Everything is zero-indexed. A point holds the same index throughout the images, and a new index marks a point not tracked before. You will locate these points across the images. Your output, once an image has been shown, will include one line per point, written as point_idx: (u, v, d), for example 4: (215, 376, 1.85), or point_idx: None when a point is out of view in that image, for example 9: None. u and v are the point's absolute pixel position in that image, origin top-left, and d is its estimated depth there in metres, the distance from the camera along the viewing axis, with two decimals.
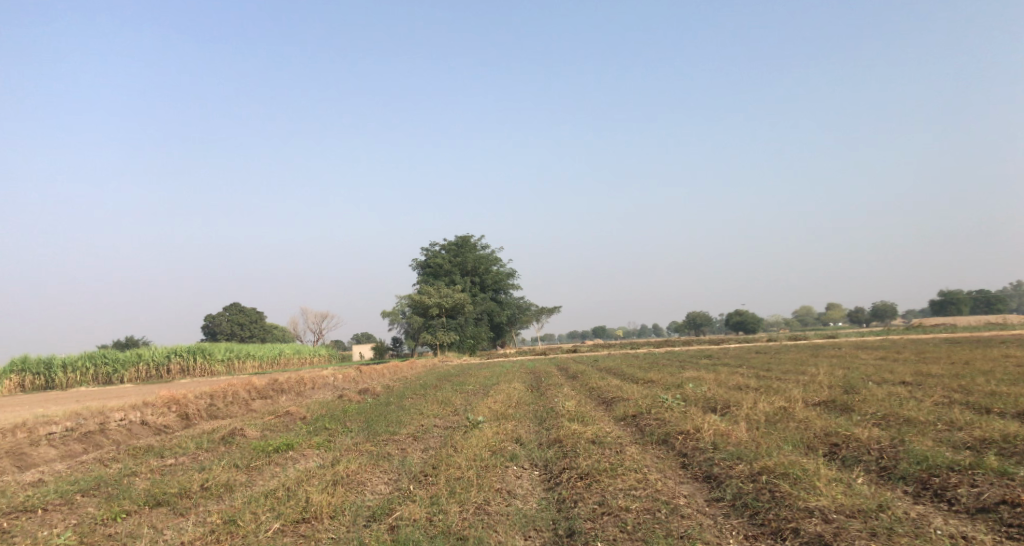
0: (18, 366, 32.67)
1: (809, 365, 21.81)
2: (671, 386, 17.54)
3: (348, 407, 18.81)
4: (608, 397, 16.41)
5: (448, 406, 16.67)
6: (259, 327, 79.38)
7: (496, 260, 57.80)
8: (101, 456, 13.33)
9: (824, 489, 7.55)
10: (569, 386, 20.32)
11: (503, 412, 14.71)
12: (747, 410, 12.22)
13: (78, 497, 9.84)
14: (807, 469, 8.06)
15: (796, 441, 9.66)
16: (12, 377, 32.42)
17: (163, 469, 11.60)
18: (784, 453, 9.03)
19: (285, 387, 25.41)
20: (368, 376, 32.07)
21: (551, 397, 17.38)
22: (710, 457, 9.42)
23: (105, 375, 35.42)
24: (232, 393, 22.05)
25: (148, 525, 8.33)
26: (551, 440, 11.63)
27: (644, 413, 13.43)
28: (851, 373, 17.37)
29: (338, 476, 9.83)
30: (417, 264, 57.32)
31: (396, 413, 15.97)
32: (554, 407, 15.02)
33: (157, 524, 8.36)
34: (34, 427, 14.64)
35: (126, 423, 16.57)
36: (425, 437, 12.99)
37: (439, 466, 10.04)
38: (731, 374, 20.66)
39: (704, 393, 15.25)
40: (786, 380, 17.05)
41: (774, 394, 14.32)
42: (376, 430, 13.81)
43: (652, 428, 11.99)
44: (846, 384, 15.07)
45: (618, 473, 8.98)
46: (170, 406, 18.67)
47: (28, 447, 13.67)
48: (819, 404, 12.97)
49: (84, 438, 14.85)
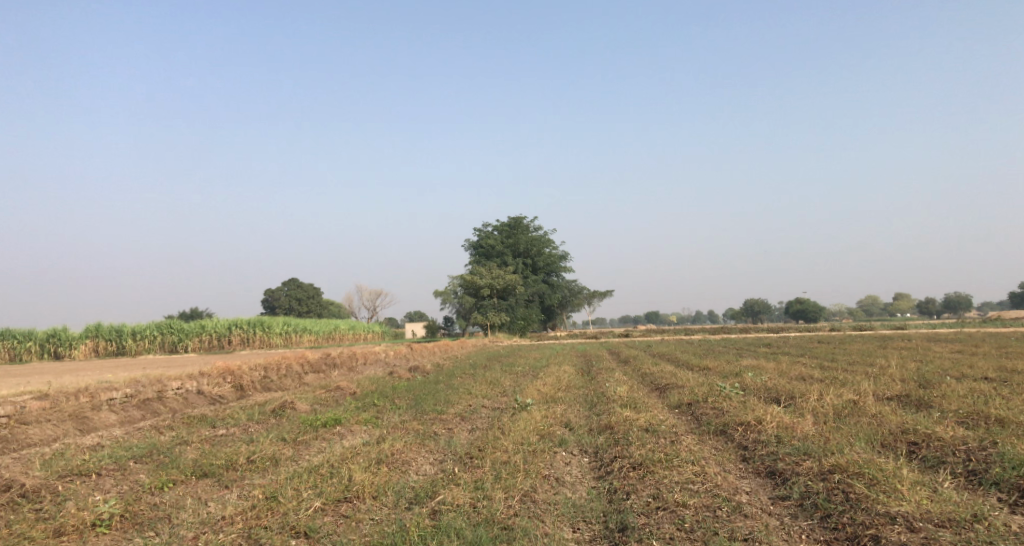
0: (92, 332, 33.72)
1: (877, 356, 20.81)
2: (728, 374, 16.87)
3: (399, 384, 18.69)
4: (662, 383, 15.90)
5: (498, 387, 16.41)
6: (316, 302, 80.74)
7: (549, 242, 57.29)
8: (157, 423, 13.46)
9: (906, 493, 6.91)
10: (622, 371, 19.76)
11: (553, 395, 14.33)
12: (813, 402, 11.53)
13: (130, 463, 9.84)
14: (884, 469, 7.43)
15: (869, 438, 8.99)
16: (86, 342, 33.55)
17: (213, 439, 11.59)
18: (856, 451, 8.39)
19: (338, 362, 25.54)
20: (420, 354, 32.11)
21: (603, 381, 16.93)
22: (774, 452, 8.83)
23: (171, 343, 36.35)
24: (286, 366, 22.22)
25: (193, 496, 8.19)
26: (602, 426, 11.19)
27: (700, 401, 12.85)
28: (924, 366, 16.37)
29: (382, 455, 9.58)
30: (470, 245, 57.30)
31: (445, 392, 15.75)
32: (606, 392, 14.55)
33: (202, 496, 8.22)
34: (96, 391, 14.88)
35: (183, 391, 16.77)
36: (473, 418, 12.71)
37: (486, 449, 9.70)
38: (792, 364, 19.90)
39: (764, 383, 14.61)
40: (852, 371, 16.22)
41: (841, 386, 13.56)
42: (424, 409, 13.59)
43: (709, 418, 11.43)
44: (919, 378, 14.19)
45: (673, 465, 8.49)
46: (227, 376, 18.87)
47: (89, 410, 13.88)
48: (892, 398, 12.19)
49: (142, 405, 15.06)
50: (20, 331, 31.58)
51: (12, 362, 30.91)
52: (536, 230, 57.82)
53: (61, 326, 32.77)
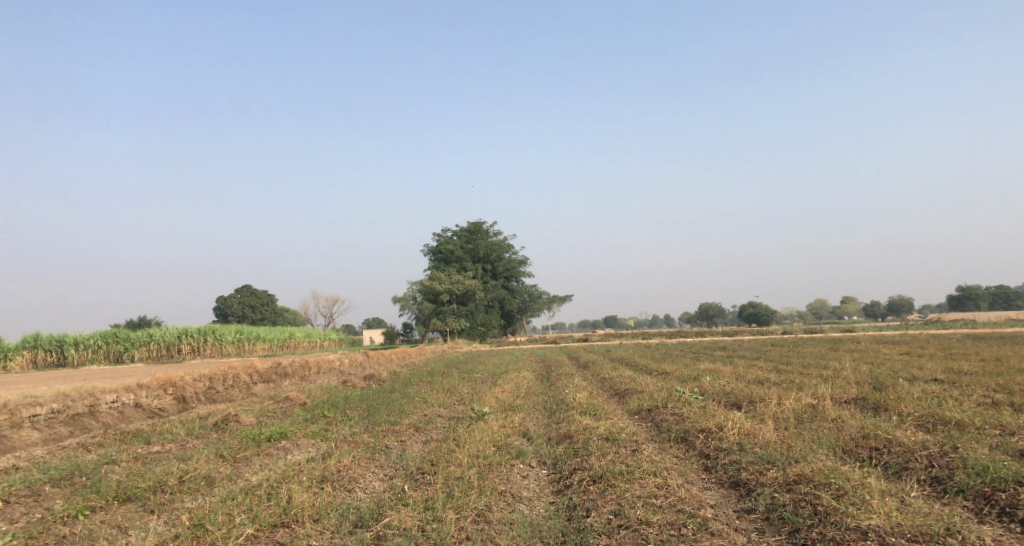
0: (30, 342, 32.13)
1: (831, 359, 20.87)
2: (687, 378, 16.64)
3: (351, 394, 18.02)
4: (621, 388, 15.58)
5: (454, 395, 15.89)
6: (271, 310, 78.92)
7: (508, 247, 56.88)
8: (86, 441, 12.62)
9: (876, 504, 6.64)
10: (581, 377, 19.38)
11: (511, 403, 13.87)
12: (773, 407, 11.29)
13: (47, 487, 9.09)
14: (851, 479, 7.15)
15: (831, 443, 8.74)
16: (24, 353, 31.99)
17: (146, 457, 10.85)
18: (820, 458, 8.11)
19: (289, 371, 24.65)
20: (376, 361, 31.35)
21: (562, 387, 16.53)
22: (737, 460, 8.51)
23: (116, 353, 34.89)
24: (233, 376, 21.32)
25: (110, 530, 7.52)
26: (561, 435, 10.76)
27: (660, 407, 12.55)
28: (877, 368, 16.40)
29: (326, 472, 8.98)
30: (429, 250, 56.51)
31: (400, 401, 15.19)
32: (565, 399, 14.16)
33: (121, 529, 7.56)
34: (19, 407, 13.93)
35: (119, 405, 15.87)
36: (427, 429, 12.20)
37: (438, 463, 9.17)
38: (749, 367, 19.85)
39: (723, 387, 14.38)
40: (809, 374, 16.12)
41: (799, 390, 13.37)
42: (376, 420, 13.03)
43: (670, 424, 11.11)
44: (875, 380, 14.11)
45: (634, 477, 8.10)
46: (168, 387, 17.94)
47: (10, 429, 13.01)
48: (851, 401, 12.03)
49: (71, 421, 14.28)
50: None
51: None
52: (495, 235, 57.32)
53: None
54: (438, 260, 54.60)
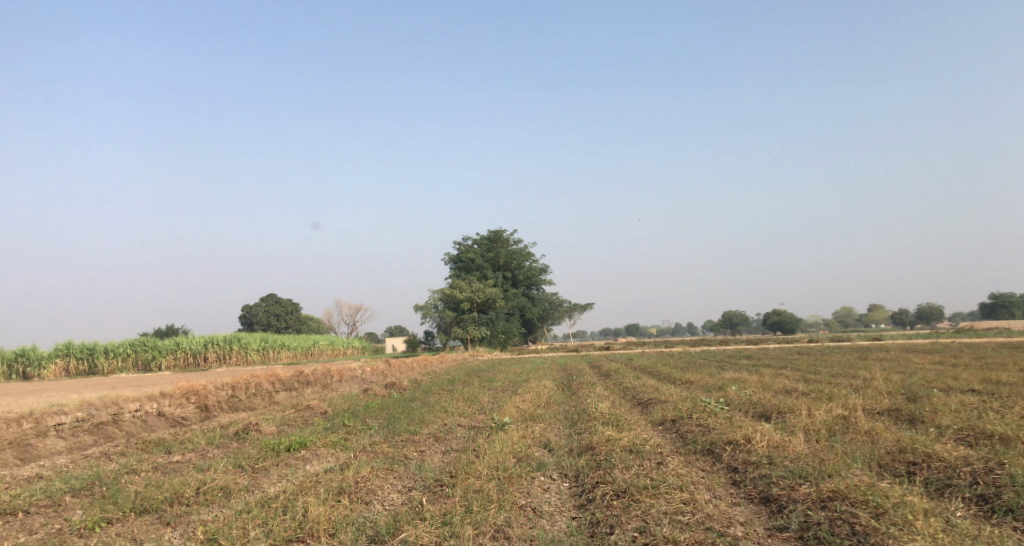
0: (62, 351, 32.48)
1: (860, 368, 20.36)
2: (712, 388, 16.29)
3: (371, 402, 17.87)
4: (644, 398, 15.26)
5: (475, 404, 15.67)
6: (295, 318, 79.37)
7: (529, 255, 56.68)
8: (109, 450, 12.57)
9: (919, 526, 6.35)
10: (603, 386, 19.10)
11: (531, 412, 13.64)
12: (804, 418, 10.95)
13: (67, 497, 9.01)
14: (889, 496, 6.84)
15: (865, 457, 8.41)
16: (56, 361, 32.34)
17: (166, 467, 10.77)
18: (856, 473, 7.79)
19: (311, 379, 24.59)
20: (398, 369, 31.25)
21: (584, 397, 16.25)
22: (767, 474, 8.20)
23: (144, 361, 35.12)
24: (256, 384, 21.27)
25: None
26: (582, 446, 10.51)
27: (685, 417, 12.25)
28: (910, 378, 15.94)
29: (344, 484, 8.81)
30: (450, 259, 56.49)
31: (420, 410, 15.02)
32: (587, 408, 13.90)
33: None
34: (44, 416, 13.92)
35: (142, 414, 15.84)
36: (447, 439, 12.00)
37: (457, 475, 8.96)
38: (776, 376, 19.43)
39: (749, 397, 14.03)
40: (838, 384, 15.70)
41: (829, 400, 12.97)
42: (396, 429, 12.86)
43: (695, 436, 10.81)
44: (908, 391, 13.68)
45: (660, 492, 7.82)
46: (190, 396, 17.91)
47: (35, 437, 12.99)
48: (884, 413, 11.65)
49: (95, 430, 14.24)
50: None
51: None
52: (516, 244, 57.20)
53: (31, 345, 31.55)
54: (459, 268, 54.56)
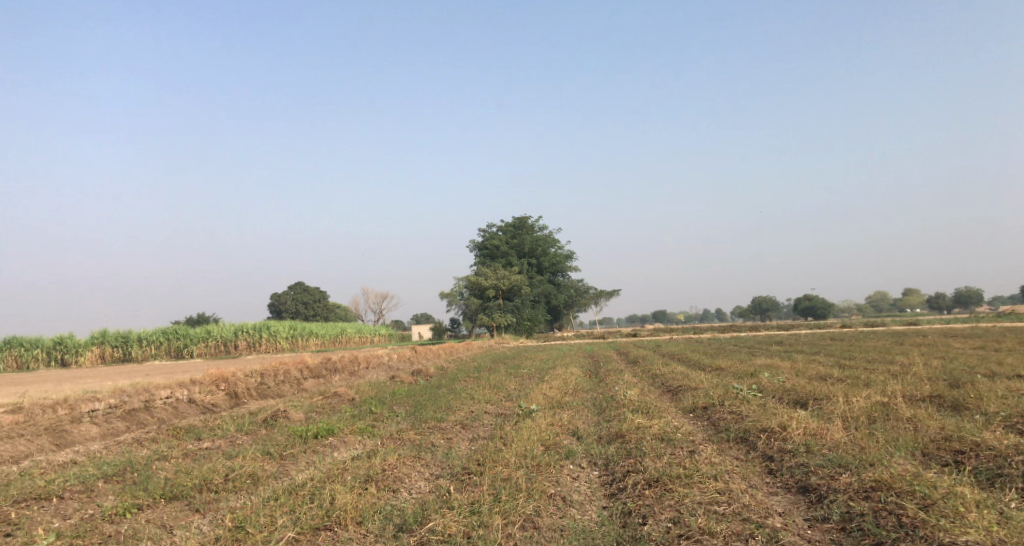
0: (98, 338, 32.98)
1: (896, 354, 19.87)
2: (743, 374, 15.96)
3: (398, 389, 17.83)
4: (673, 385, 14.99)
5: (501, 391, 15.52)
6: (324, 307, 80.00)
7: (554, 242, 56.41)
8: (141, 436, 12.64)
9: (972, 519, 6.07)
10: (631, 372, 18.84)
11: (559, 400, 13.46)
12: (841, 405, 10.63)
13: (99, 483, 9.03)
14: (937, 487, 6.57)
15: (907, 446, 8.11)
16: (93, 349, 32.84)
17: (196, 454, 10.78)
18: (899, 462, 7.51)
19: (339, 367, 24.63)
20: (424, 356, 31.25)
21: (612, 383, 16.02)
22: (805, 463, 7.94)
23: (177, 349, 35.53)
24: (284, 372, 21.33)
25: (154, 536, 7.38)
26: (611, 434, 10.30)
27: (717, 405, 11.98)
28: (949, 363, 15.47)
29: (371, 471, 8.71)
30: (474, 246, 56.37)
31: (447, 397, 14.90)
32: (615, 395, 13.68)
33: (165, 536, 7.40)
34: (78, 403, 14.05)
35: (173, 400, 15.93)
36: (474, 426, 11.87)
37: (485, 463, 8.82)
38: (808, 362, 19.04)
39: (782, 383, 13.70)
40: (874, 371, 15.29)
41: (866, 387, 12.61)
42: (423, 416, 12.77)
43: (727, 423, 10.55)
44: (949, 377, 13.24)
45: (694, 481, 7.61)
46: (220, 383, 18.01)
47: (69, 423, 13.10)
48: (925, 399, 11.28)
49: (127, 416, 14.34)
50: (28, 338, 30.99)
51: (20, 370, 30.30)
52: (540, 231, 56.93)
53: (68, 333, 32.09)
54: (484, 256, 54.48)
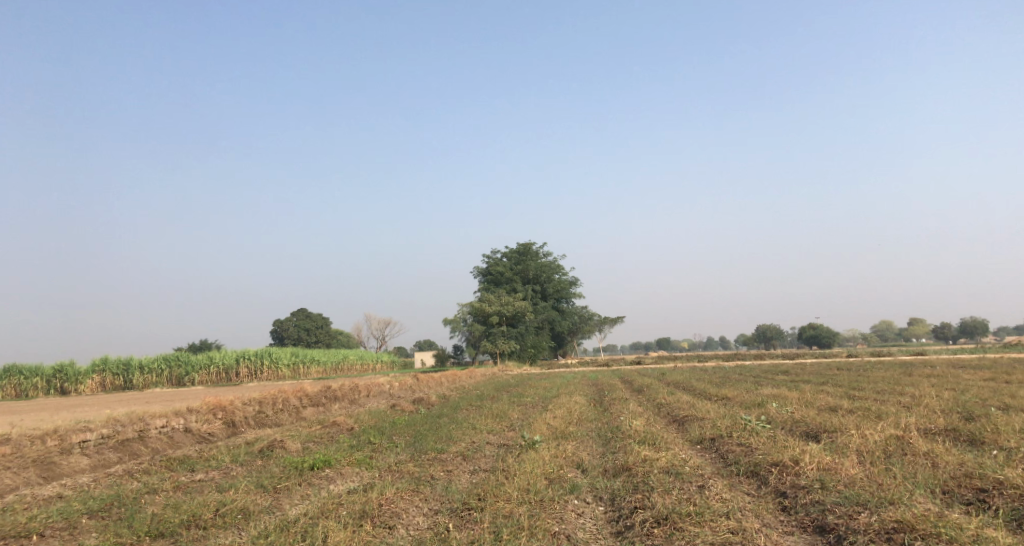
0: (98, 366, 32.66)
1: (906, 384, 19.48)
2: (750, 405, 15.58)
3: (399, 419, 17.45)
4: (680, 415, 14.62)
5: (504, 420, 15.18)
6: (326, 333, 79.62)
7: (559, 268, 56.12)
8: (132, 468, 12.28)
9: None
10: (636, 402, 18.45)
11: (563, 430, 13.10)
12: (855, 437, 10.28)
13: (84, 519, 8.70)
14: (963, 529, 6.47)
15: (926, 483, 7.77)
16: (93, 377, 32.51)
17: (188, 487, 10.43)
18: (920, 501, 7.16)
19: (339, 395, 24.26)
20: (426, 384, 30.85)
21: (616, 413, 15.66)
22: (820, 501, 7.58)
23: (177, 376, 35.16)
24: (283, 400, 20.97)
25: None
26: (617, 467, 9.94)
27: (725, 436, 11.63)
28: (961, 395, 15.08)
29: (367, 506, 8.35)
30: (479, 272, 56.13)
31: (448, 427, 14.55)
32: (621, 425, 13.33)
33: None
34: (69, 433, 13.71)
35: (168, 430, 15.58)
36: (475, 457, 11.52)
37: (486, 498, 8.46)
38: (816, 392, 18.68)
39: (791, 414, 13.33)
40: (884, 402, 14.92)
41: (878, 418, 12.25)
42: (423, 447, 12.43)
43: (737, 456, 10.18)
44: (963, 409, 12.86)
45: (705, 520, 7.25)
46: (217, 412, 17.66)
47: (58, 455, 12.76)
48: (940, 433, 10.92)
49: (120, 447, 13.99)
50: (27, 366, 30.69)
51: (18, 397, 29.93)
52: (545, 256, 56.71)
53: (68, 361, 31.80)
54: (488, 282, 54.21)
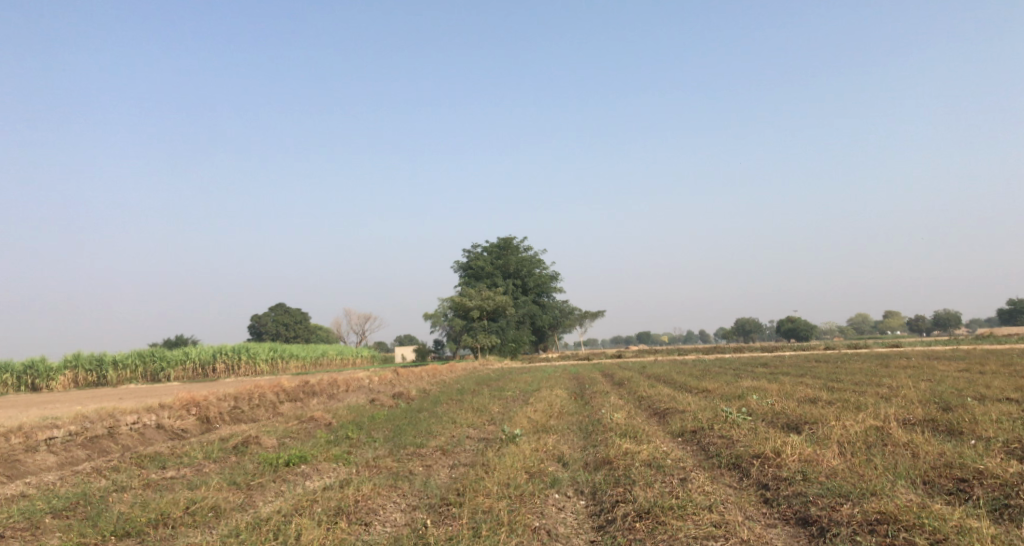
0: (71, 362, 32.04)
1: (883, 376, 19.56)
2: (731, 397, 15.54)
3: (377, 413, 17.22)
4: (660, 408, 14.54)
5: (484, 414, 15.03)
6: (305, 328, 78.89)
7: (540, 262, 56.01)
8: (100, 465, 11.96)
9: None
10: (617, 394, 18.36)
11: (544, 423, 12.96)
12: (836, 428, 10.23)
13: (46, 519, 8.42)
14: (946, 520, 6.41)
15: (907, 474, 7.71)
16: (66, 373, 31.87)
17: (158, 484, 10.15)
18: (903, 492, 7.09)
19: (317, 389, 23.96)
20: (406, 379, 30.60)
21: (597, 406, 15.55)
22: (802, 492, 7.49)
23: (152, 372, 34.60)
24: (259, 395, 20.64)
25: None
26: (598, 460, 9.81)
27: (706, 428, 11.54)
28: (939, 386, 15.14)
29: (342, 503, 8.14)
30: (459, 266, 55.85)
31: (427, 421, 14.36)
32: (602, 419, 13.21)
33: None
34: (35, 430, 13.34)
35: (140, 426, 15.23)
36: (455, 452, 11.35)
37: (464, 493, 8.28)
38: (796, 384, 18.72)
39: (772, 406, 13.28)
40: (863, 393, 14.95)
41: (858, 410, 12.23)
42: (402, 441, 12.23)
43: (719, 448, 10.09)
44: (940, 400, 12.89)
45: (687, 514, 7.14)
46: (191, 408, 17.31)
47: (23, 453, 12.41)
48: (919, 423, 10.90)
49: (88, 444, 13.64)
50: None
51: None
52: (526, 250, 56.55)
53: (40, 357, 31.14)
54: (469, 276, 53.99)
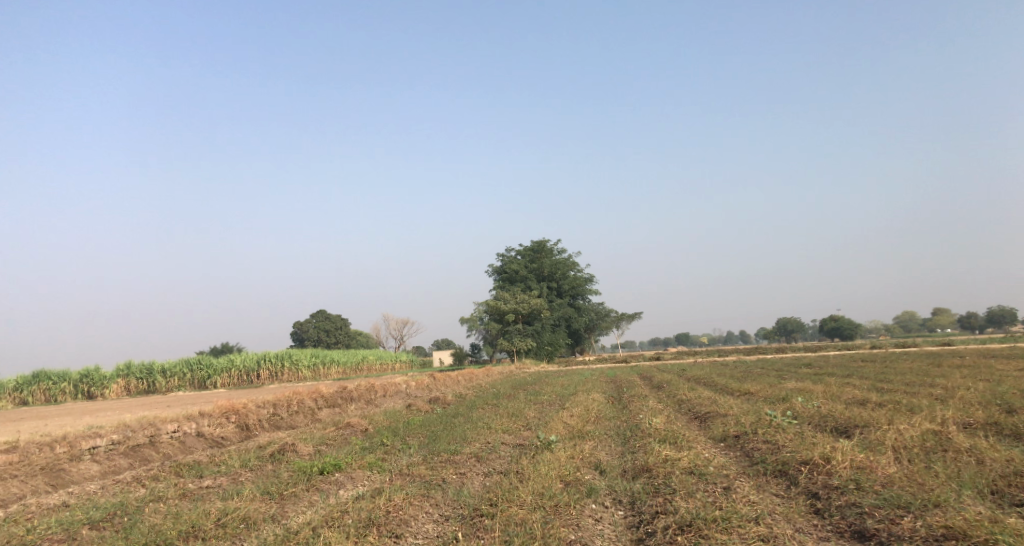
0: (122, 371, 32.63)
1: (936, 375, 18.73)
2: (775, 399, 15.01)
3: (413, 419, 17.05)
4: (701, 412, 14.06)
5: (520, 420, 14.72)
6: (345, 334, 79.43)
7: (575, 265, 55.53)
8: (140, 474, 11.99)
9: None
10: (656, 398, 17.88)
11: (581, 429, 12.60)
12: (889, 433, 9.69)
13: (83, 530, 8.37)
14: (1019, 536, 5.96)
15: (971, 483, 7.21)
16: (118, 381, 32.45)
17: (194, 494, 10.08)
18: (968, 503, 6.64)
19: (355, 395, 23.85)
20: (443, 383, 30.42)
21: (636, 410, 15.11)
22: (856, 503, 7.06)
23: (200, 380, 35.04)
24: (298, 401, 20.64)
25: None
26: (636, 468, 9.43)
27: (749, 433, 11.08)
28: (997, 387, 14.37)
29: (373, 513, 7.92)
30: (494, 270, 55.66)
31: (462, 428, 14.10)
32: (640, 423, 12.78)
33: None
34: (78, 440, 13.44)
35: (180, 434, 15.25)
36: (490, 459, 11.09)
37: (498, 503, 8.01)
38: (843, 385, 18.05)
39: (819, 409, 12.73)
40: (915, 394, 14.28)
41: (912, 412, 11.63)
42: (437, 448, 12.01)
43: (764, 455, 9.63)
44: (1000, 401, 12.22)
45: (732, 527, 6.78)
46: (230, 415, 17.30)
47: (67, 462, 12.49)
48: (979, 427, 10.29)
49: (130, 453, 13.67)
50: (56, 371, 30.75)
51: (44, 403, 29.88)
52: (559, 253, 56.16)
53: (94, 366, 31.76)
54: (504, 279, 53.79)
